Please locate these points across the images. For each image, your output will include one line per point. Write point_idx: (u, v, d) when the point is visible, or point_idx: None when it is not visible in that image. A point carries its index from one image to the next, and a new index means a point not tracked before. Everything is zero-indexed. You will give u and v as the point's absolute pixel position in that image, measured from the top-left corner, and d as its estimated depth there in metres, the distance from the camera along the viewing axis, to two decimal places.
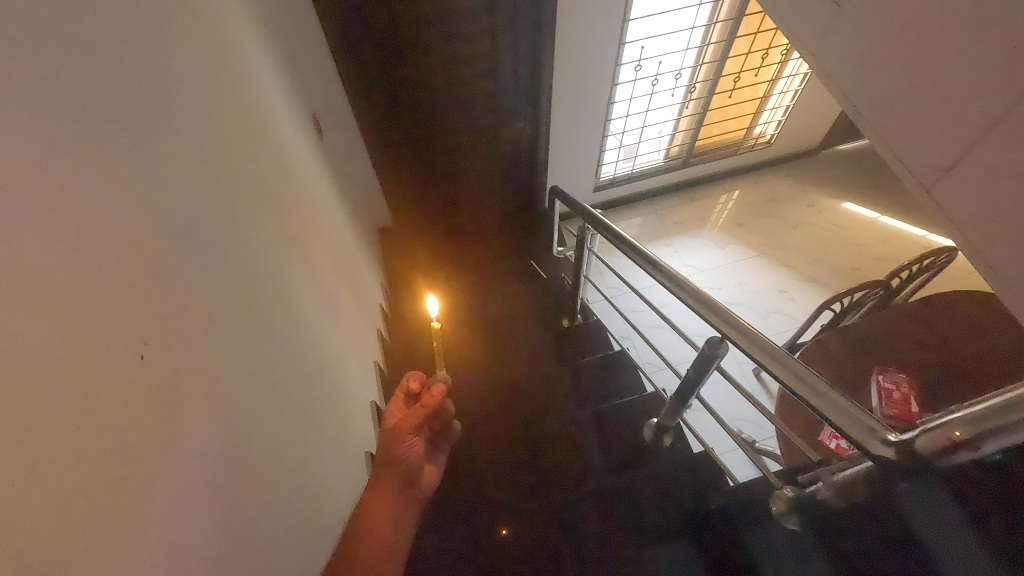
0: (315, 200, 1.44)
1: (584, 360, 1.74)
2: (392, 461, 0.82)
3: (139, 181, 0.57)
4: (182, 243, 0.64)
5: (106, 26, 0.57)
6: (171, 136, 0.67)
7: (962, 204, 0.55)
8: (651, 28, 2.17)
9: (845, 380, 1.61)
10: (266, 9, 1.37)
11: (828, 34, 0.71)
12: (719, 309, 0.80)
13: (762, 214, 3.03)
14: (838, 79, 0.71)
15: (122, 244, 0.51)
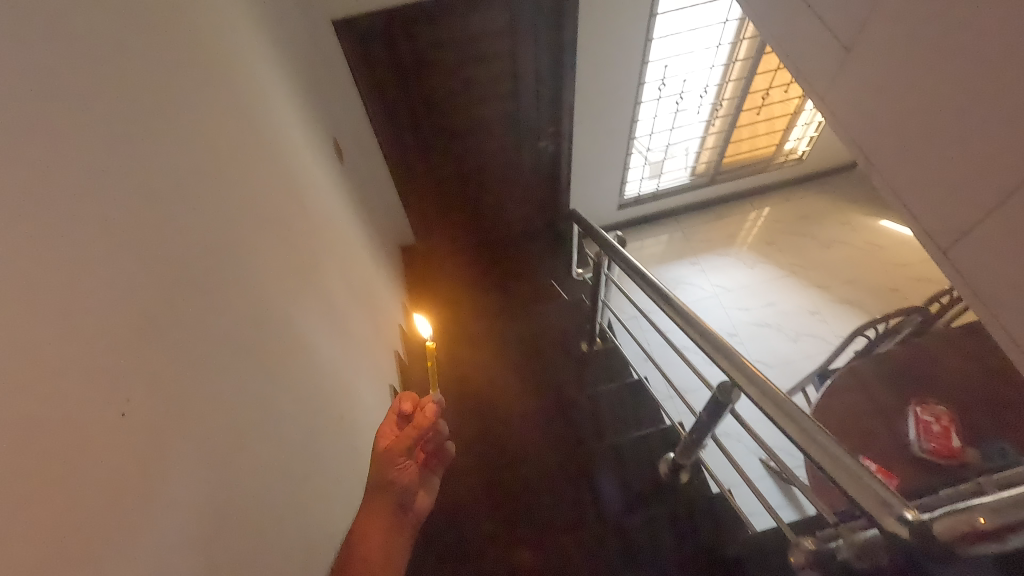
0: (331, 226, 1.45)
1: (602, 387, 1.70)
2: (384, 486, 0.79)
3: (134, 226, 0.57)
4: (181, 284, 0.64)
5: (102, 73, 0.58)
6: (172, 178, 0.67)
7: (982, 271, 0.49)
8: (675, 47, 2.14)
9: (880, 412, 1.53)
10: (283, 40, 1.40)
11: (845, 70, 0.67)
12: (732, 354, 0.76)
13: (792, 232, 2.94)
14: (850, 123, 0.66)
15: (110, 294, 0.51)
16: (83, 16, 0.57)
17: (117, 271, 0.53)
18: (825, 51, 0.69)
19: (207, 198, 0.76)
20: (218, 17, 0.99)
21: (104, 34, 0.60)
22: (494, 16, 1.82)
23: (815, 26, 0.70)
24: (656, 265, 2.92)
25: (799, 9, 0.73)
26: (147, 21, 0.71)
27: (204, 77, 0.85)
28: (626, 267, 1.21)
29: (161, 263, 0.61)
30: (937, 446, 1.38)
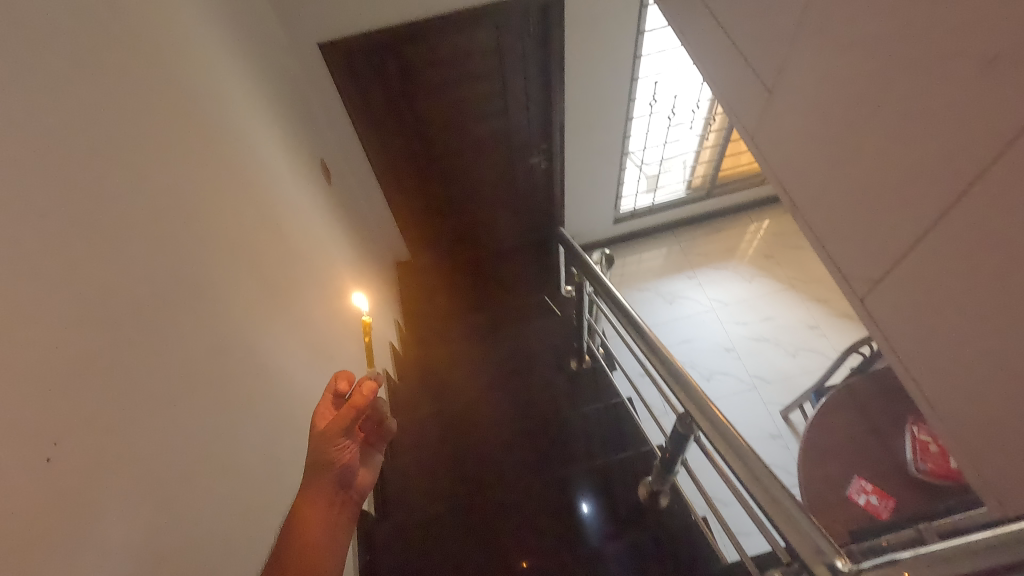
0: (313, 247, 1.46)
1: (586, 408, 1.68)
2: (321, 466, 0.74)
3: (75, 262, 0.58)
4: (132, 319, 0.65)
5: (50, 116, 0.59)
6: (125, 210, 0.68)
7: (892, 319, 0.57)
8: (664, 63, 2.13)
9: (873, 430, 1.50)
10: (264, 65, 1.42)
11: (787, 104, 0.66)
12: (688, 386, 0.76)
13: (791, 245, 2.91)
14: (781, 170, 0.71)
15: (41, 334, 0.52)
16: (28, 57, 0.58)
17: (49, 311, 0.53)
18: (755, 101, 0.74)
19: (166, 228, 0.77)
20: (188, 47, 1.00)
21: (53, 74, 0.61)
22: (481, 36, 1.84)
23: (746, 77, 0.74)
24: (653, 280, 2.91)
25: (733, 58, 0.77)
26: (107, 57, 0.73)
27: (169, 108, 0.87)
28: (607, 297, 1.22)
29: (105, 297, 0.61)
30: (935, 467, 1.36)
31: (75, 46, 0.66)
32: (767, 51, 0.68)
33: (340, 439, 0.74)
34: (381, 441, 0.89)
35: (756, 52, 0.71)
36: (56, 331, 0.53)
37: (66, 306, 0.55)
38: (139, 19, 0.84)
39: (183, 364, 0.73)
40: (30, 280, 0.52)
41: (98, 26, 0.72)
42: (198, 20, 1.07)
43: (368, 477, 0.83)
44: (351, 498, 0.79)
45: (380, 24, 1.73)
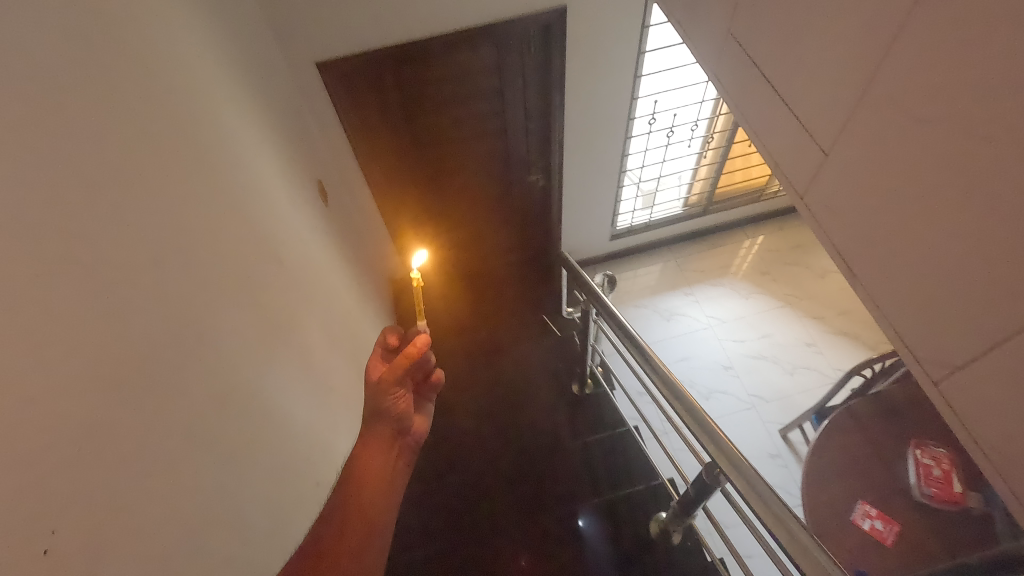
0: (312, 274, 1.42)
1: (591, 437, 1.65)
2: (380, 413, 0.86)
3: (58, 313, 0.53)
4: (134, 378, 0.62)
5: (49, 168, 0.56)
6: (115, 251, 0.64)
7: (979, 415, 0.50)
8: (664, 83, 2.12)
9: (876, 453, 1.48)
10: (262, 87, 1.38)
11: (846, 162, 0.62)
12: (720, 440, 0.77)
13: (786, 261, 2.91)
14: (843, 241, 0.65)
15: (18, 397, 0.47)
16: (13, 90, 0.53)
17: (31, 370, 0.48)
18: (812, 164, 0.69)
19: (159, 266, 0.72)
20: (184, 70, 0.96)
21: (40, 106, 0.57)
22: (482, 56, 1.81)
23: (799, 137, 0.70)
24: (649, 297, 2.89)
25: (785, 115, 0.72)
26: (99, 85, 0.68)
27: (165, 136, 0.83)
28: (621, 332, 1.21)
29: (90, 348, 0.56)
30: (940, 491, 1.36)
31: (65, 75, 0.62)
32: (830, 113, 0.63)
33: (396, 389, 0.86)
34: (431, 390, 1.00)
35: (813, 113, 0.66)
36: (36, 390, 0.49)
37: (47, 361, 0.50)
38: (134, 43, 0.80)
39: (176, 412, 0.68)
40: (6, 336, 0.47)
41: (90, 54, 0.68)
42: (195, 41, 1.03)
43: (423, 423, 0.94)
44: (409, 440, 0.91)
45: (378, 43, 1.70)
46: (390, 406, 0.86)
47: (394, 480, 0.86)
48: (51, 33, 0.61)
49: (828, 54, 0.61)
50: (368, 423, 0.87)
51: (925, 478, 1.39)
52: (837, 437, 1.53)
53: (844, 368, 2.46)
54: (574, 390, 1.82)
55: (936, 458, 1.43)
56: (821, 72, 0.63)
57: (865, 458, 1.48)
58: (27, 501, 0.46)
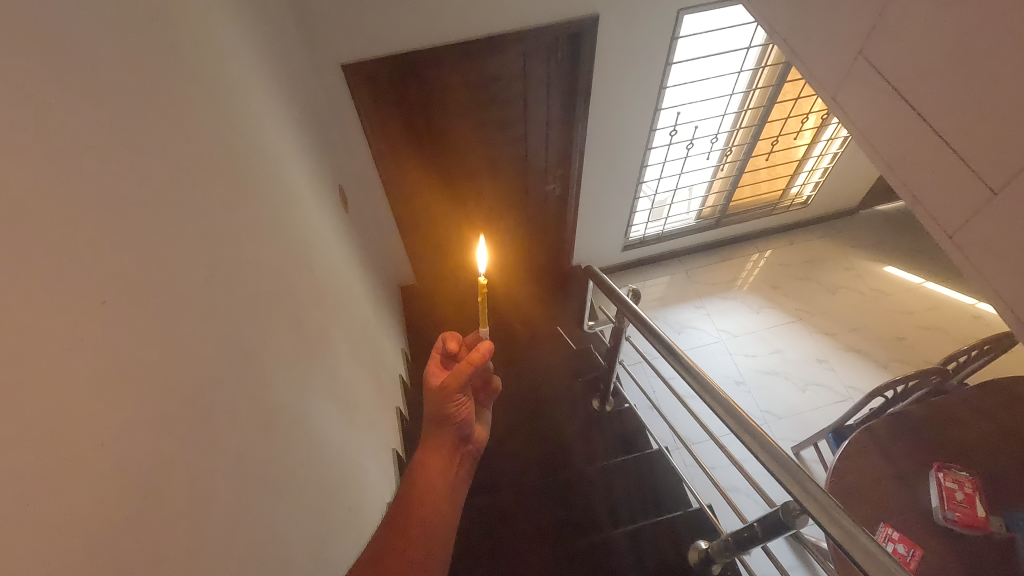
0: (335, 285, 1.37)
1: (614, 459, 1.60)
2: (443, 420, 0.85)
3: (97, 335, 0.48)
4: (173, 411, 0.58)
5: (98, 185, 0.52)
6: (152, 264, 0.59)
7: None
8: (688, 95, 2.10)
9: (900, 475, 1.43)
10: (289, 90, 1.34)
11: (993, 160, 0.47)
12: (799, 475, 0.76)
13: (797, 276, 2.90)
14: (1012, 296, 0.49)
15: (56, 436, 0.42)
16: (49, 89, 0.48)
17: (68, 402, 0.44)
18: (963, 204, 0.52)
19: (191, 280, 0.67)
20: (218, 68, 0.91)
21: (79, 107, 0.52)
22: (508, 62, 1.77)
23: (916, 128, 0.55)
24: (660, 308, 2.85)
25: (923, 138, 0.55)
26: (136, 84, 0.63)
27: (199, 139, 0.78)
28: (663, 347, 1.17)
29: (127, 372, 0.51)
30: (964, 516, 1.27)
31: (101, 73, 0.57)
32: (1002, 143, 0.46)
33: (457, 396, 0.84)
34: (488, 397, 0.99)
35: (975, 139, 0.49)
36: (75, 425, 0.44)
37: (85, 392, 0.46)
38: (169, 39, 0.75)
39: (205, 438, 0.63)
40: (41, 368, 0.42)
41: (126, 51, 0.63)
42: (228, 38, 0.98)
43: (482, 433, 0.95)
44: (469, 448, 0.90)
45: (400, 47, 1.65)
46: (451, 414, 0.84)
47: (456, 487, 0.84)
48: (91, 28, 0.57)
49: (1002, 63, 0.44)
50: (429, 430, 0.86)
51: (949, 501, 1.30)
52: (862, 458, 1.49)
53: (856, 386, 2.44)
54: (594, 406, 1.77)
55: (959, 482, 1.35)
56: (985, 83, 0.46)
57: (892, 479, 1.43)
58: (69, 550, 0.41)
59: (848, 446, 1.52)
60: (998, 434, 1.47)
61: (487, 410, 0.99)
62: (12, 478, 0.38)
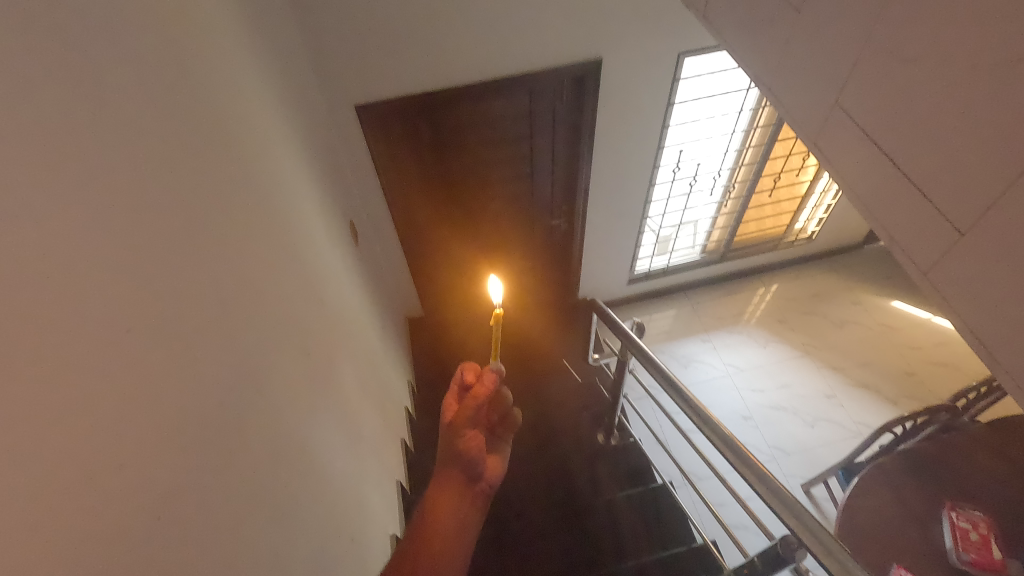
0: (343, 316, 1.40)
1: (620, 493, 1.60)
2: (454, 455, 0.86)
3: (111, 358, 0.51)
4: (182, 435, 0.60)
5: (123, 221, 0.56)
6: (170, 295, 0.63)
7: None
8: (691, 133, 2.16)
9: (911, 514, 1.41)
10: (304, 129, 1.40)
11: (957, 192, 0.45)
12: (794, 508, 0.78)
13: (804, 310, 2.90)
14: (988, 334, 0.45)
15: (71, 453, 0.44)
16: (76, 128, 0.52)
17: (83, 420, 0.46)
18: (932, 244, 0.49)
19: (202, 308, 0.70)
20: (237, 109, 0.96)
21: (108, 151, 0.56)
22: (515, 102, 1.84)
23: (876, 160, 0.53)
24: (666, 342, 2.85)
25: (885, 169, 0.52)
26: (161, 127, 0.68)
27: (217, 176, 0.82)
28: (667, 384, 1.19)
29: (136, 395, 0.53)
30: (980, 557, 1.25)
31: (127, 115, 0.61)
32: (967, 179, 0.43)
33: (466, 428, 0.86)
34: (506, 433, 0.98)
35: (938, 176, 0.46)
36: (89, 443, 0.46)
37: (98, 411, 0.48)
38: (195, 86, 0.81)
39: (210, 462, 0.65)
40: (60, 388, 0.44)
41: (151, 93, 0.68)
42: (247, 80, 1.04)
43: (498, 469, 0.92)
44: (483, 486, 0.88)
45: (412, 89, 1.73)
46: (461, 448, 0.85)
47: (467, 527, 0.82)
48: (123, 79, 0.62)
49: (951, 102, 0.43)
50: (441, 467, 0.87)
51: (964, 543, 1.28)
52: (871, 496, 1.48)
53: (866, 422, 2.41)
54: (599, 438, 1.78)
55: (973, 521, 1.33)
56: (937, 120, 0.45)
57: (902, 518, 1.41)
58: (84, 558, 0.43)
59: (858, 483, 1.50)
60: (1007, 471, 1.45)
61: (504, 445, 0.97)
62: (40, 494, 0.41)
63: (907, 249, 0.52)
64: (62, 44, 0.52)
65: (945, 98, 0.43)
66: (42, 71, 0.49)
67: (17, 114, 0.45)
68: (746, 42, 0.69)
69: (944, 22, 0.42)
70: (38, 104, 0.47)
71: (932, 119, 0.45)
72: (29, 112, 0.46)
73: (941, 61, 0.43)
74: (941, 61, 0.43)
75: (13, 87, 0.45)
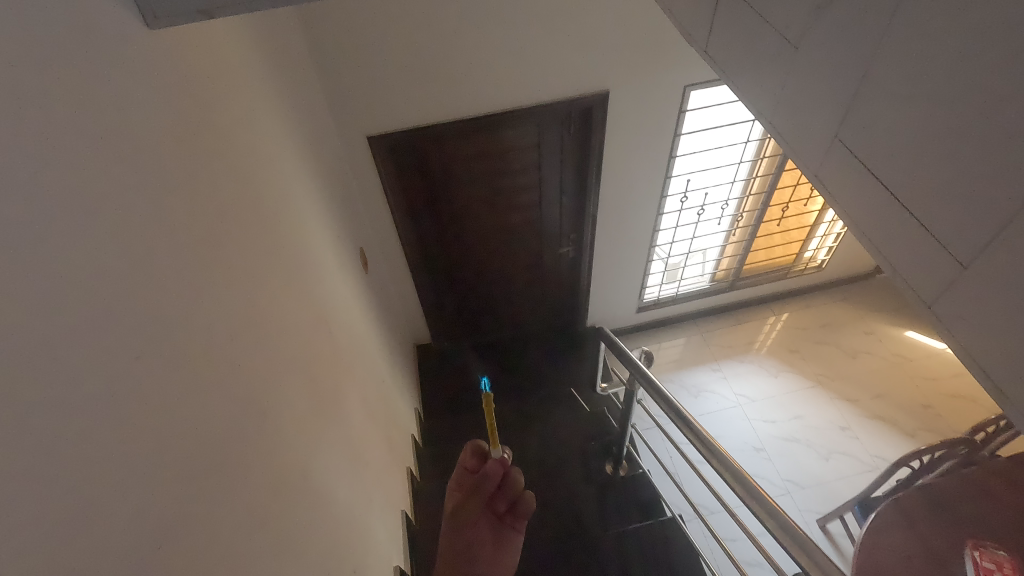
0: (350, 342, 1.41)
1: (629, 526, 1.57)
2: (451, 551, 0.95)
3: (111, 382, 0.51)
4: (184, 461, 0.60)
5: (133, 247, 0.58)
6: (176, 321, 0.64)
7: None
8: (697, 163, 2.18)
9: (931, 551, 1.36)
10: (316, 158, 1.43)
11: (962, 227, 0.44)
12: (813, 552, 0.79)
13: (816, 340, 2.86)
14: (992, 365, 0.45)
15: (69, 478, 0.44)
16: (93, 158, 0.54)
17: (87, 443, 0.47)
18: (936, 275, 0.49)
19: (206, 334, 0.71)
20: (249, 138, 0.99)
21: (121, 181, 0.58)
22: (523, 133, 1.88)
23: (877, 196, 0.53)
24: (675, 371, 2.82)
25: (888, 206, 0.52)
26: (174, 158, 0.71)
27: (227, 204, 0.84)
28: (677, 417, 1.18)
29: (136, 422, 0.53)
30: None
31: (139, 147, 0.63)
32: (967, 212, 0.43)
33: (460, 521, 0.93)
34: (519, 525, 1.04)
35: (938, 209, 0.46)
36: (87, 466, 0.46)
37: (98, 436, 0.48)
38: (209, 117, 0.83)
39: (210, 490, 0.65)
40: (59, 414, 0.44)
41: (161, 124, 0.69)
42: (260, 111, 1.07)
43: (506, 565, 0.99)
44: None
45: (421, 120, 1.77)
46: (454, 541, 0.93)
47: None
48: (139, 112, 0.64)
49: (947, 135, 0.44)
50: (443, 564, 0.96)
51: None
52: (888, 534, 1.43)
53: (882, 456, 2.36)
54: (607, 470, 1.76)
55: (996, 561, 1.29)
56: (933, 153, 0.45)
57: (921, 556, 1.36)
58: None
59: (875, 521, 1.47)
60: None
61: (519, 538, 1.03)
62: (43, 517, 0.41)
63: (915, 284, 0.52)
64: (78, 75, 0.54)
65: (941, 131, 0.44)
66: (56, 103, 0.50)
67: (29, 144, 0.46)
68: (747, 77, 0.71)
69: (939, 57, 0.43)
70: (57, 136, 0.50)
71: (931, 155, 0.46)
72: (47, 143, 0.48)
73: (935, 95, 0.44)
74: (936, 96, 0.44)
75: (33, 118, 0.47)
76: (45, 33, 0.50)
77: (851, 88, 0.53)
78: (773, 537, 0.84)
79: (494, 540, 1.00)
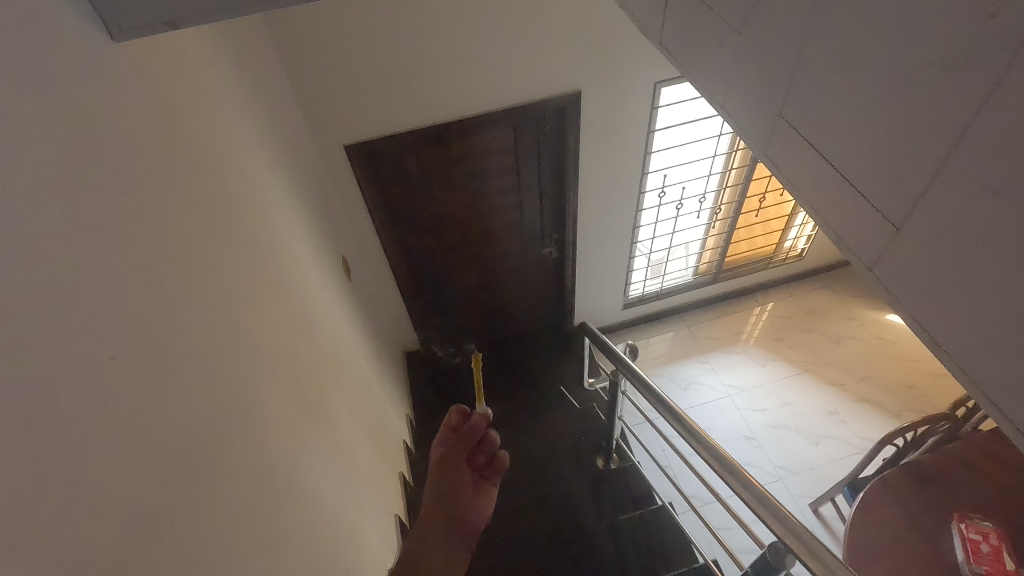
0: (334, 348, 1.42)
1: (621, 516, 1.59)
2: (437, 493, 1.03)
3: (79, 387, 0.51)
4: (165, 457, 0.62)
5: (106, 251, 0.60)
6: (153, 322, 0.66)
7: None
8: (673, 158, 2.22)
9: (919, 525, 1.39)
10: (292, 166, 1.44)
11: (894, 190, 0.47)
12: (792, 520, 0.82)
13: (801, 328, 2.90)
14: (929, 320, 0.47)
15: (45, 468, 0.45)
16: (64, 163, 0.56)
17: (66, 437, 0.48)
18: (874, 240, 0.51)
19: (182, 339, 0.71)
20: (222, 147, 1.00)
21: (92, 187, 0.60)
22: (499, 135, 1.91)
23: (820, 167, 0.56)
24: (664, 365, 2.85)
25: (829, 178, 0.55)
26: (145, 165, 0.72)
27: (200, 211, 0.86)
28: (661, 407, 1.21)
29: (113, 420, 0.54)
30: (994, 569, 1.22)
31: (109, 154, 0.65)
32: (894, 174, 0.46)
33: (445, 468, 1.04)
34: (496, 478, 1.11)
35: (871, 175, 0.49)
36: (59, 466, 0.47)
37: (73, 438, 0.49)
38: (179, 126, 0.85)
39: (194, 485, 0.66)
40: (30, 413, 0.45)
41: (133, 134, 0.71)
42: (232, 121, 1.08)
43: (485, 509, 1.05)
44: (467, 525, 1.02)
45: (397, 126, 1.79)
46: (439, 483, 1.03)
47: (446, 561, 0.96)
48: (107, 119, 0.66)
49: (873, 105, 0.46)
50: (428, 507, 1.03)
51: (975, 556, 1.25)
52: (878, 511, 1.45)
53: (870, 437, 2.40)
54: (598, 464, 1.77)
55: (983, 532, 1.30)
56: (862, 123, 0.48)
57: (908, 530, 1.39)
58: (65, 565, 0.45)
59: (863, 499, 1.49)
60: (1013, 481, 1.43)
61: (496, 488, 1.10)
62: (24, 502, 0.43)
63: (859, 250, 0.54)
64: (46, 83, 0.56)
65: (867, 101, 0.47)
66: (25, 110, 0.52)
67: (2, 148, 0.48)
68: (699, 66, 0.73)
69: (860, 31, 0.45)
70: (28, 143, 0.51)
71: (861, 123, 0.48)
72: (20, 149, 0.50)
73: (860, 67, 0.47)
74: (861, 67, 0.46)
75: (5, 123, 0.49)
76: (12, 43, 0.52)
77: (790, 67, 0.56)
78: (759, 517, 0.85)
79: (473, 487, 1.07)
